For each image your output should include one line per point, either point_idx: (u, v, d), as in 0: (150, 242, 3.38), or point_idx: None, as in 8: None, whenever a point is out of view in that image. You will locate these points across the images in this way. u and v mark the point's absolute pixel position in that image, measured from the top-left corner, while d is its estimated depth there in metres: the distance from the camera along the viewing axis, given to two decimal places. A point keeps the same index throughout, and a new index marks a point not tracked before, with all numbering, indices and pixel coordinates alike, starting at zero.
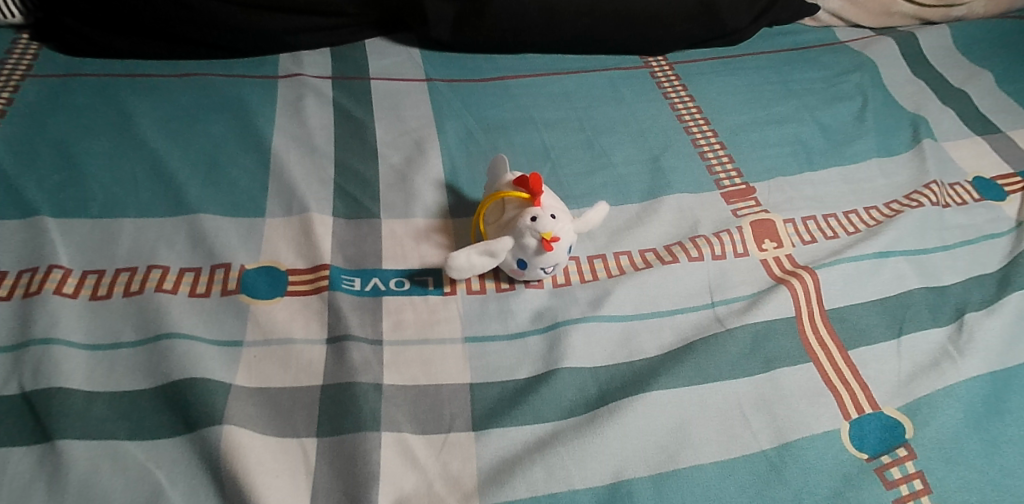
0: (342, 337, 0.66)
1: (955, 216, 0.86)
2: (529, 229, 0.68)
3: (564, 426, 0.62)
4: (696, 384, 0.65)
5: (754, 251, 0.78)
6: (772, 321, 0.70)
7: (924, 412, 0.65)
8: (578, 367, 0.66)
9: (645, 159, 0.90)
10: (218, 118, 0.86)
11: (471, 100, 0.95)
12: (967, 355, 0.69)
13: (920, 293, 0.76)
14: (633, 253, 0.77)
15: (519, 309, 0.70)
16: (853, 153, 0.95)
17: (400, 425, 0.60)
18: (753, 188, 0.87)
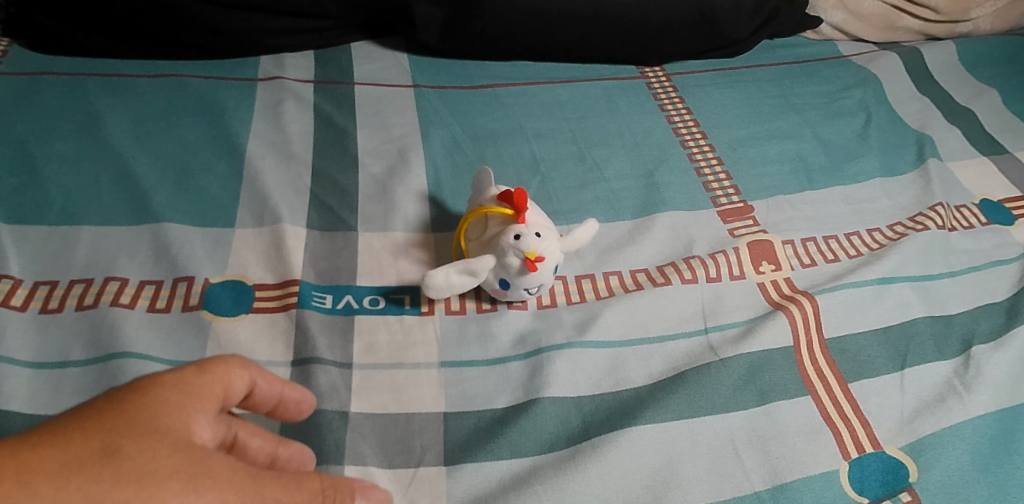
0: (308, 359, 0.61)
1: (961, 241, 0.82)
2: (512, 248, 0.63)
3: (543, 462, 0.57)
4: (687, 418, 0.60)
5: (751, 274, 0.74)
6: (768, 350, 0.66)
7: (929, 453, 0.60)
8: (560, 396, 0.61)
9: (639, 174, 0.86)
10: (192, 121, 0.82)
11: (458, 107, 0.91)
12: (973, 391, 0.65)
13: (925, 322, 0.72)
14: (624, 273, 0.73)
15: (499, 332, 0.66)
16: (855, 172, 0.91)
17: (365, 458, 0.56)
18: (751, 206, 0.84)
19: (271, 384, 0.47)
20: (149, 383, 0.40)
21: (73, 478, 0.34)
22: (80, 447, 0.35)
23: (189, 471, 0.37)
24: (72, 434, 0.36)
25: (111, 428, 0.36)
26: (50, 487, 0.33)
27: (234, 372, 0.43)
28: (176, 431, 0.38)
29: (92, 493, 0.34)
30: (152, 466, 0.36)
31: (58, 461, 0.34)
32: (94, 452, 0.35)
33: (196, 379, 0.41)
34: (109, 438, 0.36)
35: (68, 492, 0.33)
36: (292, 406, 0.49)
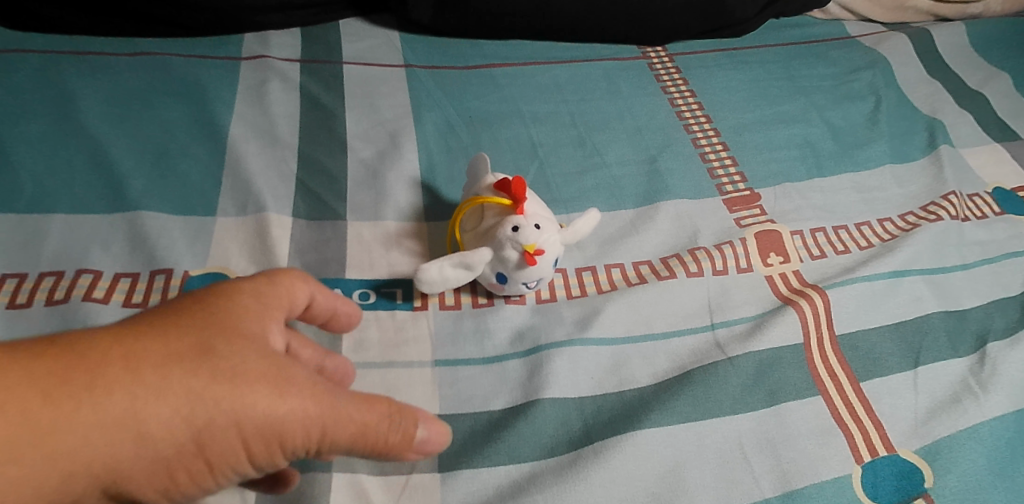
0: None
1: (975, 231, 0.79)
2: (510, 241, 0.60)
3: (542, 468, 0.54)
4: (693, 421, 0.58)
5: (759, 266, 0.71)
6: (777, 348, 0.63)
7: (945, 457, 0.58)
8: (561, 397, 0.58)
9: (642, 160, 0.82)
10: (172, 102, 0.77)
11: (452, 88, 0.87)
12: (990, 391, 0.62)
13: (939, 317, 0.69)
14: (626, 266, 0.70)
15: (496, 329, 0.63)
16: (865, 158, 0.88)
17: (354, 464, 0.53)
18: (757, 194, 0.80)
19: (327, 298, 0.49)
20: (228, 291, 0.43)
21: (174, 369, 0.37)
22: (179, 343, 0.39)
23: (270, 375, 0.40)
24: (169, 331, 0.39)
25: (201, 329, 0.40)
26: (156, 376, 0.37)
27: (300, 286, 0.47)
28: (255, 336, 0.42)
29: (191, 387, 0.37)
30: (240, 366, 0.39)
31: (162, 353, 0.38)
32: (188, 348, 0.39)
33: (268, 289, 0.45)
34: (202, 336, 0.40)
35: (170, 382, 0.37)
36: (343, 319, 0.52)
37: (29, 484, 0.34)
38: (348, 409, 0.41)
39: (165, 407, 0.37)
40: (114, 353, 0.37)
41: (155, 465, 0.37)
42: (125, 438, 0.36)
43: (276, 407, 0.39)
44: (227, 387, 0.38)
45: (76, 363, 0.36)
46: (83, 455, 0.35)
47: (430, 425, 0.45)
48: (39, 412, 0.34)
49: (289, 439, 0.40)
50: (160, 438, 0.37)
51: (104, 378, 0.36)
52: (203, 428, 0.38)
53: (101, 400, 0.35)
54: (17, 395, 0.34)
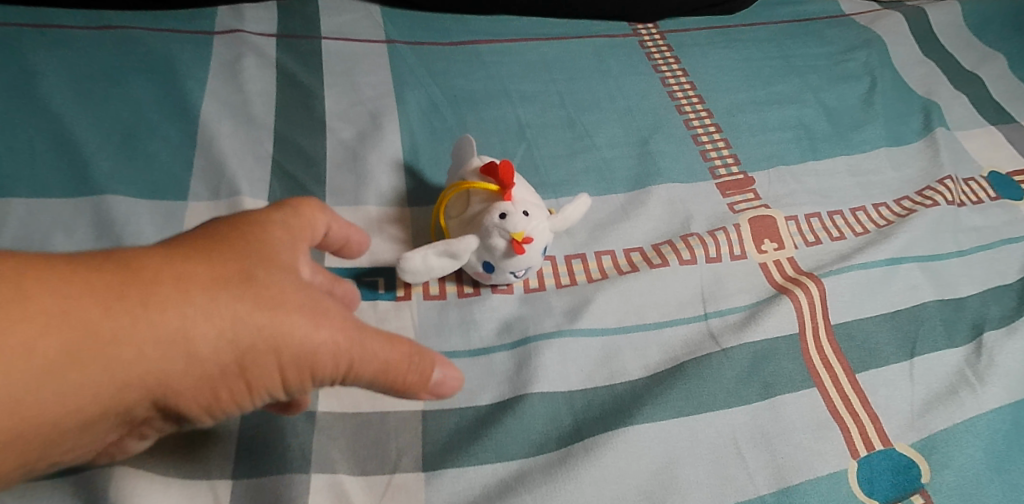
0: None
1: (970, 216, 0.78)
2: (497, 229, 0.57)
3: (531, 466, 0.52)
4: (687, 416, 0.56)
5: (753, 254, 0.69)
6: (772, 339, 0.62)
7: (941, 451, 0.57)
8: (550, 391, 0.56)
9: (633, 142, 0.80)
10: (140, 79, 0.73)
11: (436, 66, 0.83)
12: (986, 383, 0.61)
13: (935, 306, 0.67)
14: (617, 253, 0.68)
15: (483, 320, 0.60)
16: (860, 141, 0.86)
17: (335, 464, 0.51)
18: (751, 178, 0.78)
19: (341, 226, 0.49)
20: (260, 220, 0.43)
21: (218, 292, 0.37)
22: (220, 267, 0.38)
23: (307, 303, 0.39)
24: (209, 255, 0.38)
25: (242, 257, 0.39)
26: (204, 299, 0.36)
27: (322, 217, 0.47)
28: (289, 266, 0.41)
29: (238, 312, 0.37)
30: (278, 293, 0.39)
31: (205, 275, 0.37)
32: (232, 274, 0.38)
33: (296, 219, 0.44)
34: (241, 262, 0.39)
35: (218, 306, 0.37)
36: (354, 247, 0.51)
37: (80, 397, 0.34)
38: (377, 343, 0.41)
39: (210, 329, 0.36)
40: (162, 274, 0.36)
41: (197, 385, 0.37)
42: (173, 357, 0.35)
43: (314, 335, 0.39)
44: (268, 312, 0.38)
45: (126, 282, 0.35)
46: (132, 372, 0.35)
47: (444, 367, 0.43)
48: (93, 325, 0.34)
49: (321, 370, 0.40)
50: (205, 359, 0.36)
51: (153, 296, 0.35)
52: (244, 351, 0.37)
53: (151, 318, 0.35)
54: (71, 308, 0.34)
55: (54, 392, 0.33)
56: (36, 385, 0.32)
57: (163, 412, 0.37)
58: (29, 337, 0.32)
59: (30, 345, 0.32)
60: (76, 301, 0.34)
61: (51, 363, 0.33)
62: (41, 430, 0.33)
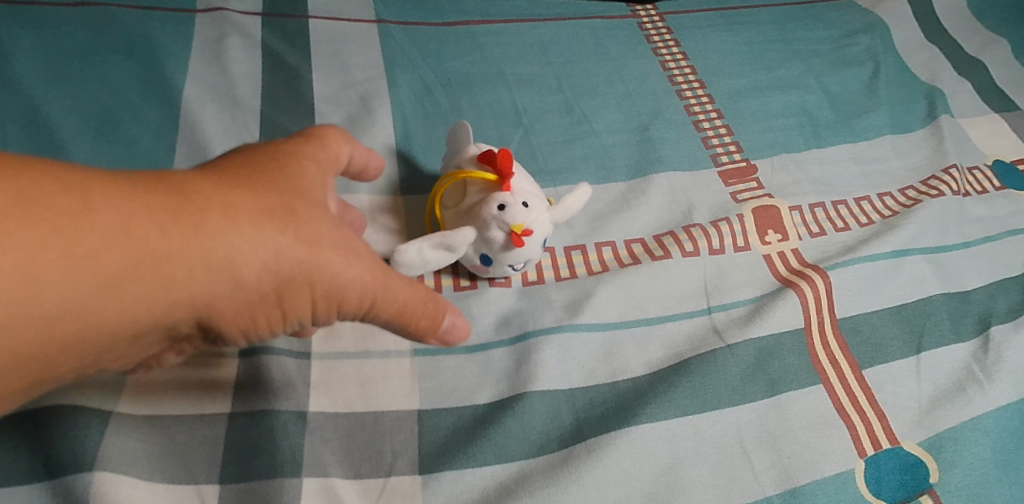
0: (259, 349, 0.53)
1: (975, 207, 0.76)
2: (496, 221, 0.55)
3: (532, 468, 0.51)
4: (691, 414, 0.54)
5: (757, 245, 0.67)
6: (777, 334, 0.60)
7: (949, 450, 0.55)
8: (551, 389, 0.54)
9: (633, 128, 0.77)
10: (118, 59, 0.70)
11: (429, 47, 0.80)
12: (994, 379, 0.60)
13: (941, 300, 0.65)
14: (617, 244, 0.66)
15: (480, 314, 0.58)
16: (864, 128, 0.83)
17: (327, 467, 0.49)
18: (754, 166, 0.76)
19: (362, 153, 0.49)
20: (293, 152, 0.43)
21: (264, 223, 0.38)
22: (264, 197, 0.39)
23: (341, 240, 0.41)
24: (254, 185, 0.39)
25: (282, 189, 0.40)
26: (251, 229, 0.37)
27: (344, 148, 0.48)
28: (322, 201, 0.42)
29: (281, 245, 0.38)
30: (316, 228, 0.40)
31: (251, 206, 0.38)
32: (274, 205, 0.39)
33: (322, 152, 0.45)
34: (284, 194, 0.40)
35: (263, 237, 0.38)
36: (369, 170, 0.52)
37: (135, 312, 0.35)
38: (399, 283, 0.43)
39: (255, 258, 0.38)
40: (212, 201, 0.37)
41: (237, 307, 0.39)
42: (220, 281, 0.37)
43: (346, 272, 0.41)
44: (308, 247, 0.39)
45: (179, 205, 0.36)
46: (183, 293, 0.36)
47: (455, 314, 0.46)
48: (151, 245, 0.35)
49: (346, 303, 0.42)
50: (248, 285, 0.38)
51: (205, 222, 0.36)
52: (282, 281, 0.39)
53: (204, 244, 0.36)
54: (132, 226, 0.34)
55: (112, 307, 0.34)
56: (101, 294, 0.34)
57: (202, 329, 0.39)
58: (93, 253, 0.33)
59: (98, 256, 0.33)
60: (135, 219, 0.35)
61: (113, 274, 0.34)
62: (98, 338, 0.35)
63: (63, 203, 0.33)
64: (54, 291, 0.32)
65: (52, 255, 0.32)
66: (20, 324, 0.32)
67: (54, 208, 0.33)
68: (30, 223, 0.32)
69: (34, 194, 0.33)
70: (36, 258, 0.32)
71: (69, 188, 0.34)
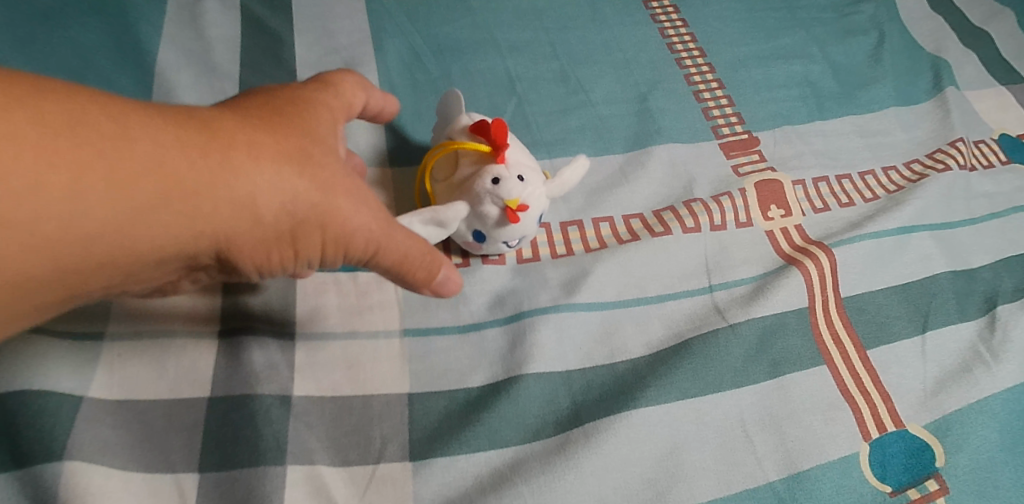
0: (239, 330, 0.50)
1: (981, 182, 0.74)
2: (489, 195, 0.52)
3: (527, 454, 0.49)
4: (693, 397, 0.52)
5: (759, 221, 0.65)
6: (781, 314, 0.58)
7: (956, 433, 0.54)
8: (546, 371, 0.52)
9: (631, 98, 0.74)
10: (85, 20, 0.64)
11: (417, 11, 0.76)
12: (1002, 360, 0.58)
13: (947, 278, 0.63)
14: (615, 220, 0.63)
15: (472, 293, 0.56)
16: (869, 100, 0.81)
17: (313, 454, 0.46)
18: (756, 138, 0.73)
19: (378, 100, 0.51)
20: (310, 99, 0.44)
21: (285, 165, 0.39)
22: (284, 141, 0.40)
23: (354, 188, 0.42)
24: (274, 128, 0.40)
25: (301, 135, 0.41)
26: (272, 171, 0.38)
27: (357, 97, 0.49)
28: (336, 150, 0.43)
29: (299, 188, 0.39)
30: (332, 174, 0.41)
31: (273, 149, 0.39)
32: (294, 150, 0.40)
33: (336, 101, 0.47)
34: (303, 139, 0.41)
35: (283, 179, 0.39)
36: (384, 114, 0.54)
37: (160, 239, 0.36)
38: (404, 234, 0.44)
39: (274, 199, 0.38)
40: (236, 141, 0.38)
41: (253, 245, 0.39)
42: (241, 216, 0.38)
43: (358, 219, 0.41)
44: (324, 191, 0.40)
45: (207, 142, 0.37)
46: (206, 225, 0.37)
47: (448, 267, 0.46)
48: (180, 175, 0.35)
49: (353, 249, 0.43)
50: (266, 223, 0.39)
51: (231, 159, 0.37)
52: (297, 222, 0.40)
53: (228, 180, 0.37)
54: (164, 157, 0.35)
55: (140, 233, 0.35)
56: (130, 220, 0.34)
57: (217, 263, 0.40)
58: (127, 177, 0.34)
59: (129, 183, 0.34)
60: (167, 149, 0.35)
61: (143, 202, 0.35)
62: (124, 262, 0.36)
63: (102, 128, 0.34)
64: (88, 212, 0.33)
65: (89, 177, 0.33)
66: (53, 240, 0.33)
67: (94, 130, 0.34)
68: (72, 144, 0.33)
69: (74, 117, 0.33)
70: (79, 179, 0.33)
71: (107, 115, 0.35)
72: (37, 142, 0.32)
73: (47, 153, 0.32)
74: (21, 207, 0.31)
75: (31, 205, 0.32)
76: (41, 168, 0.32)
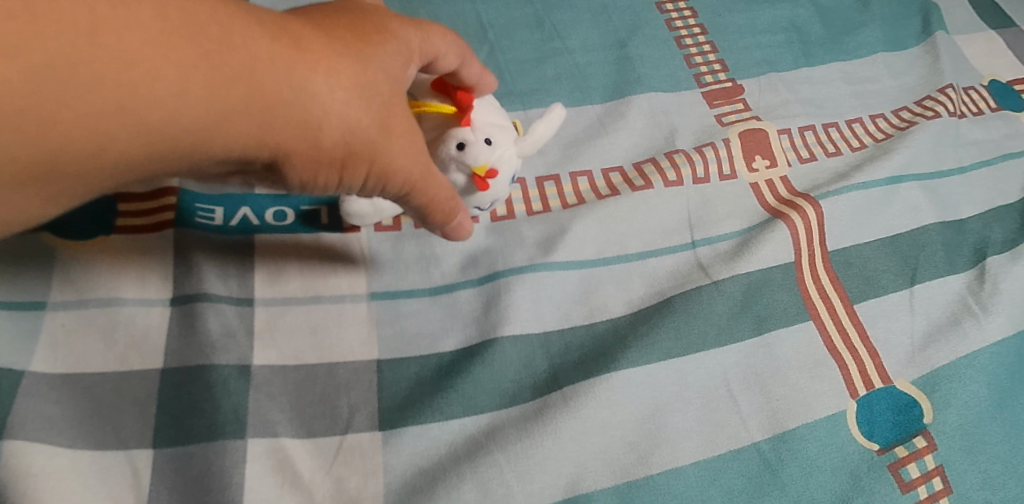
0: (193, 297, 0.47)
1: (971, 129, 0.71)
2: (455, 161, 0.48)
3: (503, 420, 0.47)
4: (676, 357, 0.50)
5: (743, 173, 0.62)
6: (766, 269, 0.55)
7: (944, 388, 0.52)
8: (523, 333, 0.50)
9: (609, 45, 0.70)
10: None
11: None
12: (991, 312, 0.56)
13: (936, 230, 0.61)
14: (594, 174, 0.60)
15: (444, 253, 0.53)
16: (856, 45, 0.77)
17: (275, 427, 0.44)
18: (740, 86, 0.70)
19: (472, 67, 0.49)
20: (402, 29, 0.43)
21: (358, 97, 0.39)
22: (364, 72, 0.39)
23: (411, 132, 0.41)
24: (358, 55, 0.39)
25: (382, 68, 0.40)
26: (343, 100, 0.38)
27: (450, 39, 0.47)
28: (403, 85, 0.42)
29: (363, 121, 0.39)
30: (395, 112, 0.40)
31: (350, 77, 0.38)
32: (371, 82, 0.39)
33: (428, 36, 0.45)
34: (381, 73, 0.40)
35: (351, 109, 0.38)
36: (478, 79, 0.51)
37: (230, 146, 0.36)
38: (441, 179, 0.43)
39: (336, 127, 0.38)
40: (319, 62, 0.37)
41: (303, 164, 0.39)
42: (307, 138, 0.38)
43: (405, 159, 0.41)
44: (385, 130, 0.40)
45: (292, 59, 0.37)
46: (274, 141, 0.37)
47: (463, 211, 0.47)
48: (258, 86, 0.36)
49: (392, 186, 0.42)
50: (329, 148, 0.39)
51: (309, 79, 0.37)
52: (350, 153, 0.39)
53: (303, 101, 0.37)
54: (247, 69, 0.35)
55: (206, 136, 0.35)
56: (198, 124, 0.34)
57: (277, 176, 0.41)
58: (209, 82, 0.34)
59: (209, 89, 0.34)
60: (258, 61, 0.36)
61: (215, 109, 0.35)
62: (184, 158, 0.36)
63: (201, 31, 0.34)
64: (168, 108, 0.33)
65: (185, 78, 0.33)
66: (142, 134, 0.33)
67: (200, 33, 0.34)
68: (172, 40, 0.33)
69: (184, 15, 0.34)
70: (164, 77, 0.33)
71: (213, 18, 0.35)
72: (149, 36, 0.33)
73: (156, 49, 0.33)
74: (121, 96, 0.32)
75: (116, 91, 0.32)
76: (147, 63, 0.32)
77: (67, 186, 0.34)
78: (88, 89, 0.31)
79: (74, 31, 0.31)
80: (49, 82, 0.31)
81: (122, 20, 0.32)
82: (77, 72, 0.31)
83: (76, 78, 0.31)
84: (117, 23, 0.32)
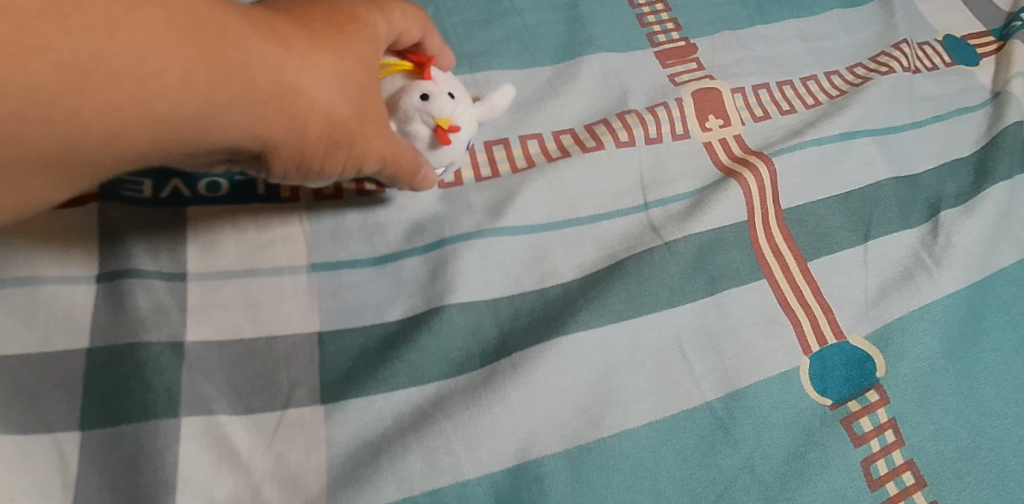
0: (121, 273, 0.45)
1: (924, 85, 0.71)
2: (418, 113, 0.46)
3: (450, 389, 0.45)
4: (627, 319, 0.49)
5: (696, 132, 0.61)
6: (719, 229, 0.55)
7: (896, 342, 0.52)
8: (471, 301, 0.48)
9: (560, 4, 0.68)
10: None
11: None
12: (943, 265, 0.56)
13: (890, 185, 0.60)
14: (544, 137, 0.59)
15: (388, 222, 0.51)
16: (811, 2, 0.76)
17: (211, 403, 0.42)
18: (693, 45, 0.68)
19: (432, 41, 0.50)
20: (372, 15, 0.44)
21: (342, 89, 0.40)
22: (348, 64, 0.41)
23: (383, 119, 0.43)
24: (340, 47, 0.40)
25: (361, 58, 0.42)
26: (329, 92, 0.39)
27: (412, 18, 0.48)
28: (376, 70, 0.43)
29: (346, 110, 0.40)
30: (372, 100, 0.42)
31: (335, 70, 0.40)
32: (352, 73, 0.41)
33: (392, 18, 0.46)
34: (361, 64, 0.41)
35: (336, 100, 0.40)
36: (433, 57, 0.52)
37: (226, 136, 0.37)
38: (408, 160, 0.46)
39: (322, 117, 0.40)
40: (308, 56, 0.39)
41: (287, 152, 0.40)
42: (297, 127, 0.39)
43: (381, 145, 0.43)
44: (364, 117, 0.41)
45: (282, 53, 0.38)
46: (267, 131, 0.38)
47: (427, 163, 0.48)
48: (255, 81, 0.37)
49: (364, 168, 0.44)
50: (315, 136, 0.40)
51: (300, 73, 0.38)
52: (331, 141, 0.41)
53: (294, 93, 0.38)
54: (245, 65, 0.36)
55: (205, 129, 0.36)
56: (199, 115, 0.35)
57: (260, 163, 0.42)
58: (212, 77, 0.35)
59: (212, 85, 0.35)
60: (255, 57, 0.37)
61: (215, 103, 0.36)
62: (181, 149, 0.36)
63: (203, 27, 0.35)
64: (175, 103, 0.34)
65: (190, 74, 0.34)
66: (151, 128, 0.34)
67: (206, 31, 0.35)
68: (178, 38, 0.34)
69: (187, 13, 0.34)
70: (172, 74, 0.33)
71: (212, 15, 0.35)
72: (158, 34, 0.33)
73: (166, 46, 0.33)
74: (134, 92, 0.33)
75: (129, 87, 0.32)
76: (156, 58, 0.33)
77: (75, 176, 0.34)
78: (108, 85, 0.32)
79: (94, 28, 0.31)
80: (71, 79, 0.31)
81: (136, 19, 0.32)
82: (93, 69, 0.31)
83: (97, 76, 0.31)
84: (130, 21, 0.32)
